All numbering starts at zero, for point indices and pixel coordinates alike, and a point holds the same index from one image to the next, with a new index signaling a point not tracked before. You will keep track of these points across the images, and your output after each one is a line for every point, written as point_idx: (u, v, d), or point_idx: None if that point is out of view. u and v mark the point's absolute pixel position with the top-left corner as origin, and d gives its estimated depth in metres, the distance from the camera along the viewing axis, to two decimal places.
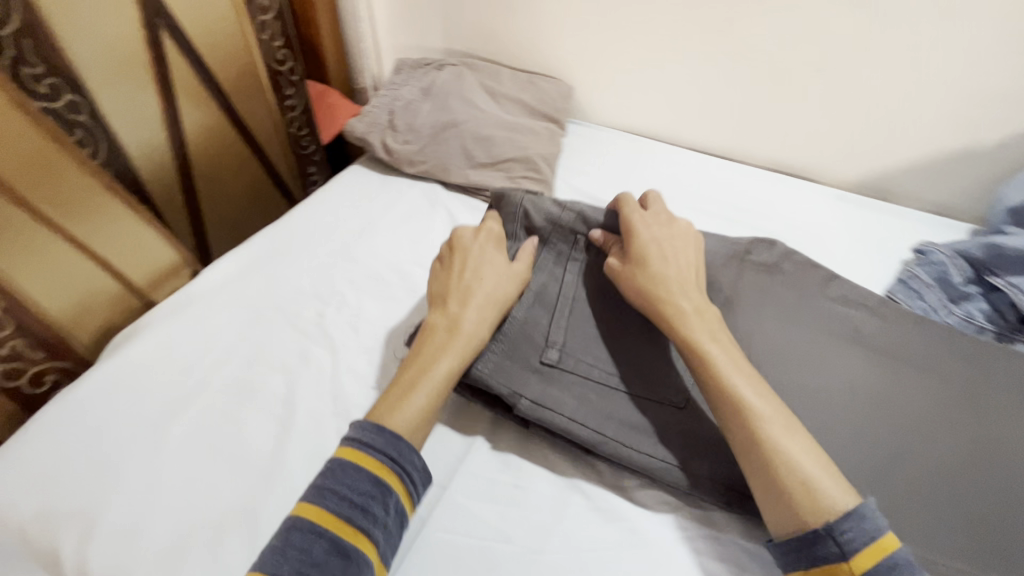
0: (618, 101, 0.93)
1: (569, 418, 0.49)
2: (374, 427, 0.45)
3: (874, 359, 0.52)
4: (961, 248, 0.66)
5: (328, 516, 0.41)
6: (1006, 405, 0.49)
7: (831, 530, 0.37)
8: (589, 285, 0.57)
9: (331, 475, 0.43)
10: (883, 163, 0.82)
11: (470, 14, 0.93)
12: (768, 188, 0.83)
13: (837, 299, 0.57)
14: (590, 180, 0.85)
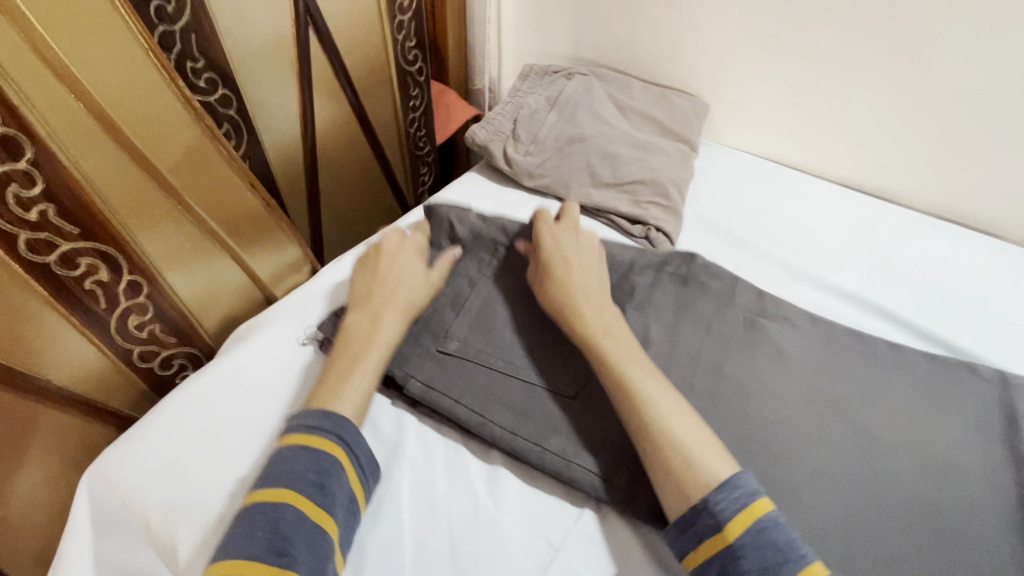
0: (758, 124, 0.84)
1: (455, 401, 0.53)
2: (321, 412, 0.47)
3: (795, 370, 0.55)
4: None
5: (289, 495, 0.42)
6: (914, 417, 0.51)
7: (706, 503, 0.42)
8: (498, 287, 0.62)
9: (283, 460, 0.44)
10: None
11: (605, 21, 0.88)
12: (940, 241, 0.71)
13: (781, 328, 0.60)
14: (722, 209, 0.77)
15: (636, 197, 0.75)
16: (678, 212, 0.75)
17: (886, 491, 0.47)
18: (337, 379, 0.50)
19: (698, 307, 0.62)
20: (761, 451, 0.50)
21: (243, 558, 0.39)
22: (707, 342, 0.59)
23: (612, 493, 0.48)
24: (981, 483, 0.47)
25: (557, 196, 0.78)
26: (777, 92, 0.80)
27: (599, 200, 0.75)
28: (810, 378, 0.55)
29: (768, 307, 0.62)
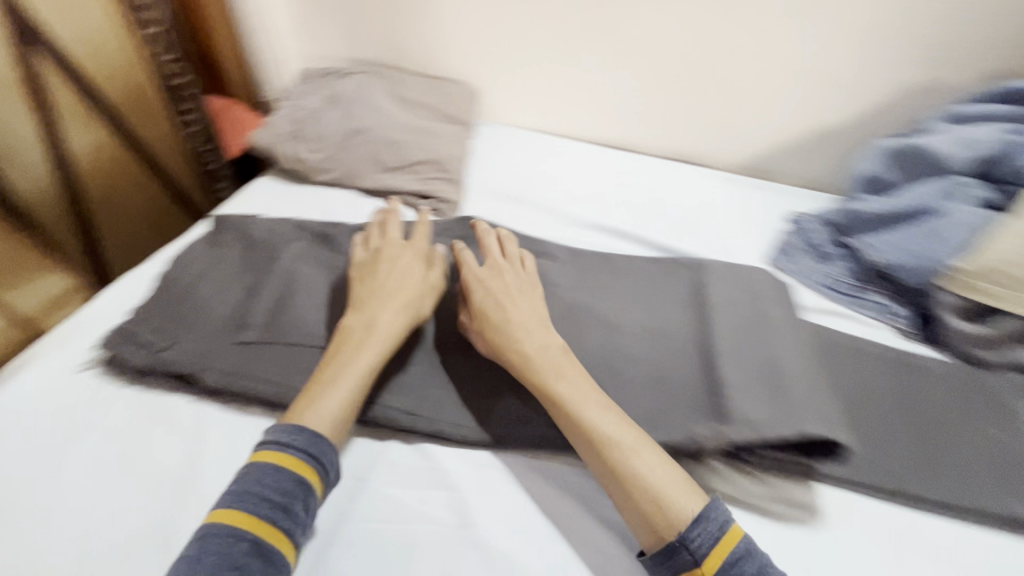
0: (520, 102, 0.97)
1: (255, 378, 0.56)
2: (293, 428, 0.48)
3: (552, 292, 0.67)
4: (826, 216, 0.75)
5: (251, 518, 0.43)
6: (637, 304, 0.64)
7: (684, 540, 0.43)
8: (297, 273, 0.66)
9: (249, 480, 0.45)
10: (756, 148, 0.90)
11: (371, 23, 0.95)
12: (664, 174, 0.89)
13: (547, 262, 0.72)
14: (497, 177, 0.88)
15: (421, 176, 0.83)
16: (459, 184, 0.84)
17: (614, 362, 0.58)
18: (329, 380, 0.51)
19: (478, 257, 0.71)
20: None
21: None
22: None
23: (410, 420, 0.54)
24: (681, 338, 0.60)
25: (351, 186, 0.83)
26: (526, 72, 0.93)
27: (388, 184, 0.82)
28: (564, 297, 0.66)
29: (534, 247, 0.73)
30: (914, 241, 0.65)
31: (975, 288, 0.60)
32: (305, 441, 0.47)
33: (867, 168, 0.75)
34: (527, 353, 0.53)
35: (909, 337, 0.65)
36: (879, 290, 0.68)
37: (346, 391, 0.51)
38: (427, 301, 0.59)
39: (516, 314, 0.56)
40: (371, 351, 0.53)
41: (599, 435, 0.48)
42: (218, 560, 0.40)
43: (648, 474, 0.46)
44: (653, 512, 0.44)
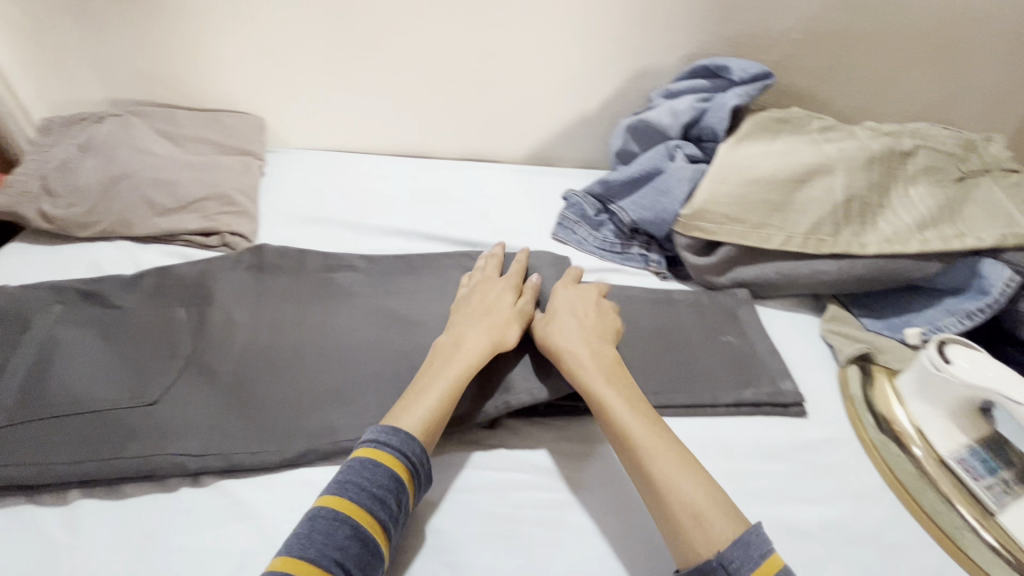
0: (309, 124, 0.98)
1: (8, 465, 0.50)
2: (392, 428, 0.49)
3: (349, 303, 0.69)
4: (590, 189, 0.86)
5: (350, 504, 0.44)
6: (427, 300, 0.70)
7: (722, 561, 0.41)
8: (57, 338, 0.60)
9: (352, 470, 0.46)
10: (536, 139, 1.01)
11: (122, 61, 0.88)
12: (459, 175, 0.96)
13: (348, 274, 0.73)
14: (294, 201, 0.87)
15: (205, 213, 0.79)
16: (252, 215, 0.82)
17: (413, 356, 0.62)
18: (419, 388, 0.53)
19: (274, 282, 0.71)
20: (323, 371, 0.60)
21: (301, 557, 0.41)
22: (285, 304, 0.68)
23: (201, 460, 0.52)
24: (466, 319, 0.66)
25: (125, 236, 0.77)
26: (306, 95, 0.94)
27: (168, 226, 0.77)
28: (364, 304, 0.68)
29: (332, 262, 0.74)
30: (650, 198, 0.79)
31: (694, 227, 0.75)
32: (400, 441, 0.48)
33: (616, 144, 0.89)
34: (585, 364, 0.56)
35: (663, 276, 0.79)
36: (638, 244, 0.82)
37: (436, 399, 0.52)
38: (510, 328, 0.60)
39: (583, 330, 0.59)
40: (462, 364, 0.55)
41: (642, 451, 0.49)
42: (324, 541, 0.42)
43: (676, 485, 0.46)
44: (692, 532, 0.44)
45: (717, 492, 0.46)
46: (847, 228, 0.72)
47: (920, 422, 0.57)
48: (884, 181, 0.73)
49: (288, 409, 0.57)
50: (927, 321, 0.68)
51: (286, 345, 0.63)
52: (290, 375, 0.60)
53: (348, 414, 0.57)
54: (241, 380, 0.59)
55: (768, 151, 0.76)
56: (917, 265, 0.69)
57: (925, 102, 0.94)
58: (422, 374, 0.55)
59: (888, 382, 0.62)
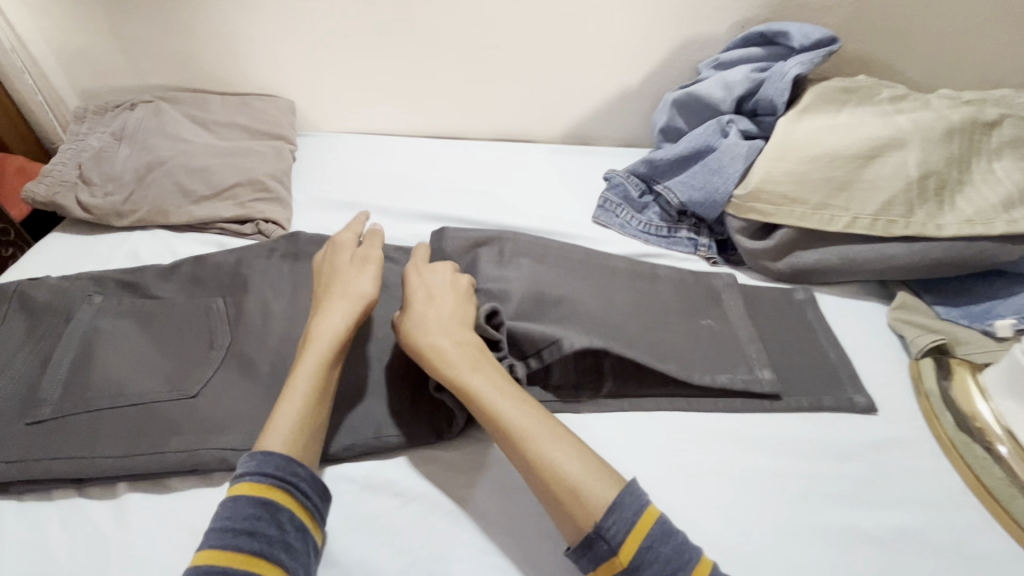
0: (340, 106, 0.95)
1: (57, 459, 0.50)
2: (258, 451, 0.45)
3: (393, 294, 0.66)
4: (632, 168, 0.82)
5: (219, 551, 0.40)
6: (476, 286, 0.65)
7: (599, 530, 0.41)
8: (97, 330, 0.59)
9: (216, 516, 0.42)
10: (573, 117, 0.97)
11: (152, 45, 0.87)
12: (494, 157, 0.93)
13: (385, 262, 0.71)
14: (327, 186, 0.86)
15: (239, 200, 0.78)
16: (285, 201, 0.80)
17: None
18: (284, 396, 0.49)
19: (310, 271, 0.69)
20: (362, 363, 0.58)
21: None
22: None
23: (244, 455, 0.51)
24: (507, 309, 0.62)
25: (161, 224, 0.77)
26: (335, 75, 0.91)
27: (203, 214, 0.76)
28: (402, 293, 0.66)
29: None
30: (700, 177, 0.73)
31: (749, 209, 0.70)
32: (260, 462, 0.44)
33: (661, 121, 0.84)
34: (437, 351, 0.51)
35: (714, 262, 0.74)
36: (686, 227, 0.77)
37: (297, 411, 0.48)
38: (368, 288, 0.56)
39: (437, 314, 0.54)
40: (318, 356, 0.51)
41: (506, 430, 0.46)
42: None
43: (554, 461, 0.44)
44: (572, 508, 0.42)
45: (595, 460, 0.45)
46: (922, 208, 0.66)
47: (1008, 421, 0.52)
48: (964, 155, 0.67)
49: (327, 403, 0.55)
50: (1015, 309, 0.62)
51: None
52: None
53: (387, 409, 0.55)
54: (280, 373, 0.57)
55: (832, 125, 0.70)
56: (1003, 248, 0.63)
57: (1004, 68, 0.85)
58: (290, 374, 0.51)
59: (970, 374, 0.56)
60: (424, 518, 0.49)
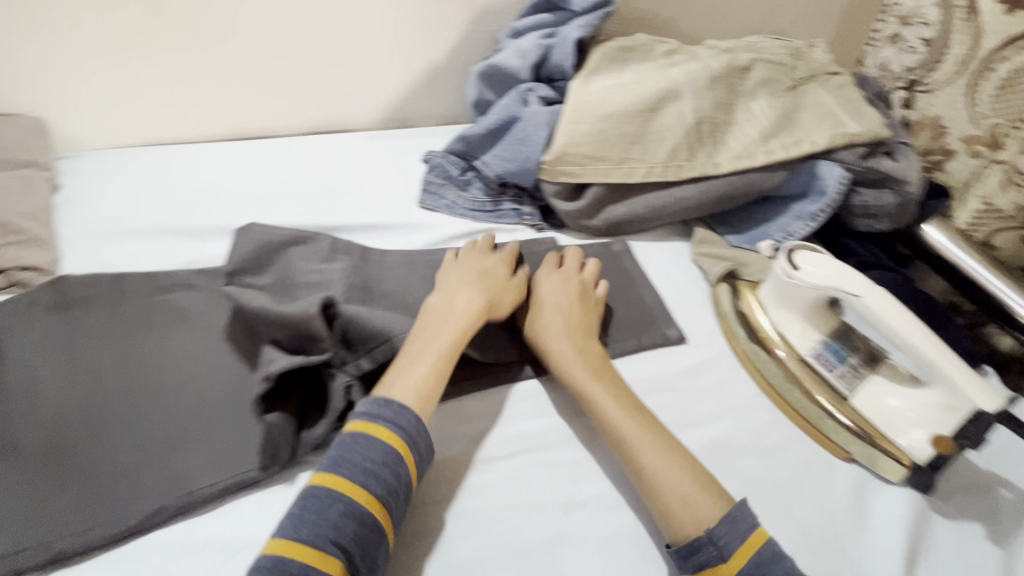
0: (107, 118, 0.81)
1: None
2: (383, 400, 0.48)
3: (197, 329, 0.59)
4: (450, 147, 0.81)
5: (345, 482, 0.43)
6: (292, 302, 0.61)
7: (711, 536, 0.43)
8: None
9: (344, 445, 0.45)
10: (386, 100, 0.94)
11: None
12: (306, 153, 0.86)
13: (185, 293, 0.63)
14: (103, 214, 0.73)
15: None
16: (46, 240, 0.67)
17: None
18: (411, 353, 0.52)
19: (87, 319, 0.58)
20: (162, 414, 0.52)
21: (296, 536, 0.40)
22: (101, 344, 0.56)
23: (12, 561, 0.43)
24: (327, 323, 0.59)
25: None
26: (91, 80, 0.77)
27: None
28: (205, 326, 0.59)
29: (164, 282, 0.63)
30: (510, 148, 0.75)
31: (560, 172, 0.72)
32: (393, 413, 0.47)
33: (472, 95, 0.83)
34: (563, 354, 0.55)
35: (539, 228, 0.76)
36: (509, 198, 0.78)
37: (429, 366, 0.51)
38: (508, 300, 0.60)
39: (566, 319, 0.58)
40: (457, 326, 0.54)
41: (620, 434, 0.50)
42: (316, 520, 0.41)
43: (658, 471, 0.47)
44: (678, 513, 0.45)
45: (701, 475, 0.47)
46: (701, 150, 0.73)
47: (781, 327, 0.59)
48: (729, 98, 0.75)
49: (119, 470, 0.48)
50: (780, 228, 0.72)
51: (111, 392, 0.53)
52: (115, 430, 0.50)
53: (202, 457, 0.49)
54: (52, 448, 0.48)
55: (618, 83, 0.75)
56: (765, 175, 0.72)
57: (756, 19, 0.97)
58: (416, 334, 0.54)
59: (751, 293, 0.63)
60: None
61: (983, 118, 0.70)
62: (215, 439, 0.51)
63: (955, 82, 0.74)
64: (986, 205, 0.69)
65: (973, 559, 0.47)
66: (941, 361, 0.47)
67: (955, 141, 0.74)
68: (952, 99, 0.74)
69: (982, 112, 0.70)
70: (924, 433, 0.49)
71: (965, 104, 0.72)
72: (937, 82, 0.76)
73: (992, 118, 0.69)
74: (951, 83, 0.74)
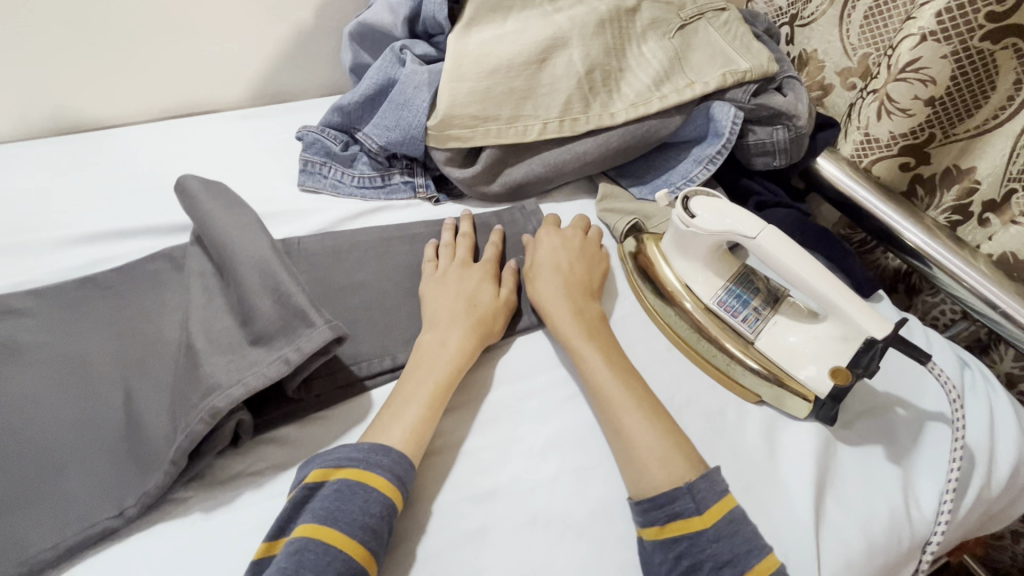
0: None
1: None
2: (379, 447, 0.43)
3: (25, 358, 0.48)
4: (325, 120, 0.72)
5: (342, 537, 0.38)
6: (146, 315, 0.52)
7: (690, 486, 0.42)
8: None
9: (339, 496, 0.40)
10: (251, 73, 0.84)
11: None
12: (162, 138, 0.75)
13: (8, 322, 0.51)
14: None
15: None
16: None
17: (125, 400, 0.46)
18: (404, 393, 0.47)
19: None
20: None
21: None
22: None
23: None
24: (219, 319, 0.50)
25: None
26: None
27: None
28: (41, 356, 0.48)
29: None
30: (391, 116, 0.68)
31: (447, 137, 0.67)
32: (393, 462, 0.42)
33: (348, 61, 0.77)
34: (555, 316, 0.54)
35: (436, 201, 0.71)
36: (398, 171, 0.72)
37: (423, 406, 0.46)
38: (501, 320, 0.54)
39: (565, 279, 0.56)
40: (449, 368, 0.49)
41: (605, 395, 0.48)
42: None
43: (635, 431, 0.45)
44: (652, 467, 0.43)
45: (680, 437, 0.45)
46: (595, 100, 0.69)
47: (685, 278, 0.57)
48: (618, 43, 0.71)
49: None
50: (681, 175, 0.70)
51: None
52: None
53: (45, 516, 0.40)
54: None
55: (500, 34, 0.69)
56: (663, 121, 0.69)
57: None
58: (406, 377, 0.49)
59: (655, 245, 0.60)
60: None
61: (852, 51, 0.72)
62: (61, 492, 0.42)
63: (829, 12, 0.73)
64: (865, 136, 0.70)
65: (877, 484, 0.48)
66: (830, 293, 0.47)
67: (832, 75, 0.77)
68: (827, 31, 0.75)
69: (852, 44, 0.72)
70: (819, 366, 0.49)
71: (838, 37, 0.73)
72: (814, 13, 0.76)
73: (861, 50, 0.71)
74: (825, 14, 0.74)
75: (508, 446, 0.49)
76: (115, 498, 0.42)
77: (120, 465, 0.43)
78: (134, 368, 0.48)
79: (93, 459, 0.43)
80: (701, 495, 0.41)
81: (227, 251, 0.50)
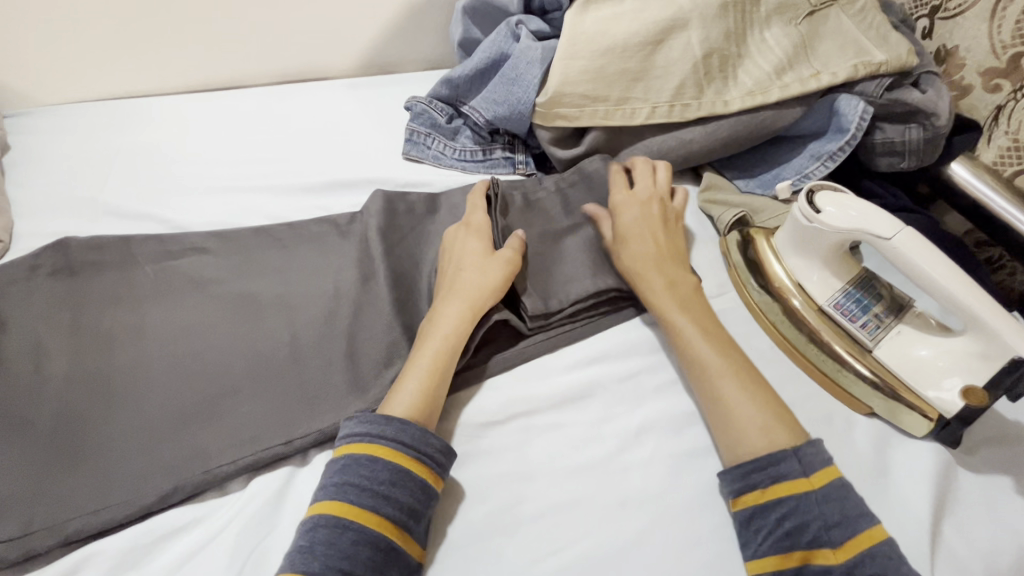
0: (74, 73, 0.77)
1: None
2: (385, 417, 0.43)
3: (208, 291, 0.53)
4: (433, 93, 0.74)
5: (353, 508, 0.39)
6: (301, 270, 0.56)
7: (794, 451, 0.42)
8: None
9: (347, 468, 0.41)
10: (368, 42, 0.88)
11: None
12: (284, 100, 0.79)
13: (182, 256, 0.57)
14: (69, 175, 0.68)
15: None
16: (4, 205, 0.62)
17: (292, 340, 0.50)
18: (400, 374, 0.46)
19: (92, 289, 0.53)
20: (186, 389, 0.47)
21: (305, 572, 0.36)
22: (107, 314, 0.51)
23: (24, 544, 0.39)
24: (378, 284, 0.54)
25: None
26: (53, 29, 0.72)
27: None
28: (219, 292, 0.53)
29: (173, 245, 0.57)
30: (500, 90, 0.69)
31: (555, 116, 0.66)
32: (395, 430, 0.42)
33: (458, 35, 0.77)
34: (653, 288, 0.52)
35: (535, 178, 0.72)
36: (499, 146, 0.73)
37: (416, 384, 0.45)
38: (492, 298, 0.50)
39: (656, 244, 0.54)
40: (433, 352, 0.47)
41: (700, 366, 0.47)
42: (329, 552, 0.37)
43: (737, 411, 0.44)
44: (750, 437, 0.43)
45: (783, 410, 0.45)
46: (710, 87, 0.66)
47: (798, 275, 0.54)
48: (740, 27, 0.67)
49: (134, 447, 0.44)
50: (796, 170, 0.66)
51: (127, 362, 0.48)
52: (130, 408, 0.46)
53: (223, 433, 0.45)
54: (61, 426, 0.44)
55: (617, 13, 0.68)
56: (780, 113, 0.65)
57: None
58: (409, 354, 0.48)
59: (766, 241, 0.57)
60: (251, 541, 0.41)
61: (1002, 50, 0.65)
62: (240, 413, 0.46)
63: (980, 5, 0.66)
64: (1013, 141, 0.63)
65: (1003, 518, 0.44)
66: (976, 307, 0.43)
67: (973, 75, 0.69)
68: (974, 26, 0.68)
69: (1003, 41, 0.65)
70: (956, 382, 0.46)
71: (987, 32, 0.66)
72: (962, 6, 0.69)
73: (1011, 49, 0.64)
74: (975, 6, 0.67)
75: (602, 423, 0.49)
76: (283, 429, 0.46)
77: (284, 398, 0.47)
78: (302, 315, 0.52)
79: (265, 389, 0.48)
80: (808, 457, 0.41)
81: (408, 251, 0.58)
